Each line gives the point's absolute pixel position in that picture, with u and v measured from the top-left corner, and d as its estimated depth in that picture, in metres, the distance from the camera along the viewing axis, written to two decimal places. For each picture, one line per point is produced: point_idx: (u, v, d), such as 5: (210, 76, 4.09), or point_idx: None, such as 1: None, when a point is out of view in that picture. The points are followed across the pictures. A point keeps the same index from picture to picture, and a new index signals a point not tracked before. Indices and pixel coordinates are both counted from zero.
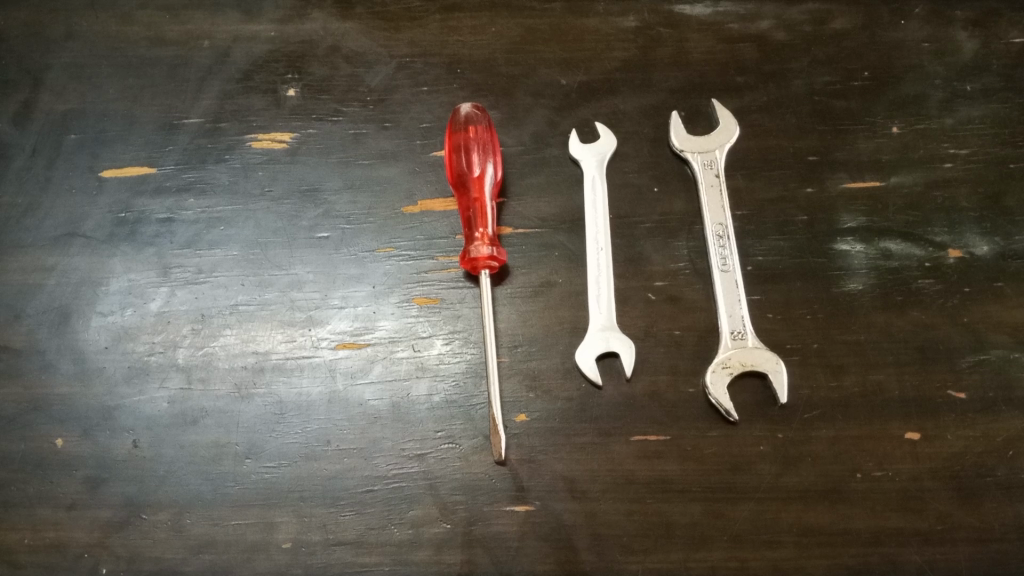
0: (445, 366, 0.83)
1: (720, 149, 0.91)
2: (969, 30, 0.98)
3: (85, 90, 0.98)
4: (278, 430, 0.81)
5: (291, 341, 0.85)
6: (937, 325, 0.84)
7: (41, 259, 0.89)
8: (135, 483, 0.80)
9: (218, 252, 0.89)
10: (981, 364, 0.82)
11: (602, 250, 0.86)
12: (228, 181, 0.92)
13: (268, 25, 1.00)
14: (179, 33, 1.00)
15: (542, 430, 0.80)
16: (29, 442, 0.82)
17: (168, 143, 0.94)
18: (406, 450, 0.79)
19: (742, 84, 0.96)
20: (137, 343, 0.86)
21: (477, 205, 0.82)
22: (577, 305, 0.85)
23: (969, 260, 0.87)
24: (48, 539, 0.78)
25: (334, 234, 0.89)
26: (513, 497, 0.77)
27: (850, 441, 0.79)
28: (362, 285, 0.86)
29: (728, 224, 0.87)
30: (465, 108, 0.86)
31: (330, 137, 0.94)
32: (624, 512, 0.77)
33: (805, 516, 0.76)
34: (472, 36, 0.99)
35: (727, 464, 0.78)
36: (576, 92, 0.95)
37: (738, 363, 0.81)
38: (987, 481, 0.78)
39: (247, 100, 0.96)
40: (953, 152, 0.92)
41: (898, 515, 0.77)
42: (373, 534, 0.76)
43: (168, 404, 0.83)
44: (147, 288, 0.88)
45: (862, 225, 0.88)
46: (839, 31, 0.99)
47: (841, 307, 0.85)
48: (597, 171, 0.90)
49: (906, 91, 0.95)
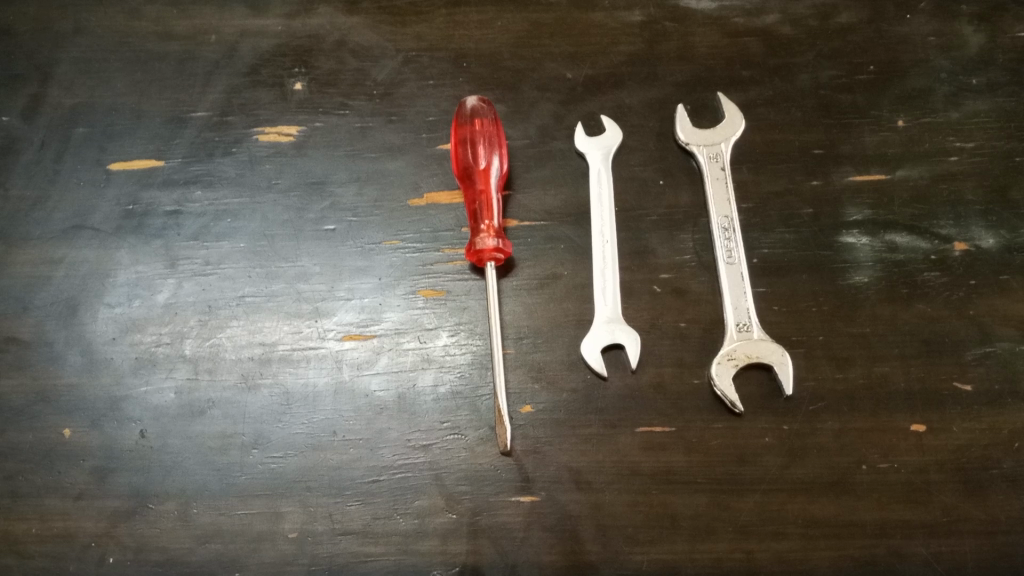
0: (451, 358, 0.83)
1: (726, 142, 0.91)
2: (975, 24, 0.98)
3: (93, 85, 0.98)
4: (284, 420, 0.81)
5: (297, 332, 0.85)
6: (943, 317, 0.84)
7: (50, 251, 0.90)
8: (141, 474, 0.80)
9: (225, 244, 0.89)
10: (987, 357, 0.82)
11: (608, 242, 0.86)
12: (235, 175, 0.92)
13: (275, 19, 1.01)
14: (187, 28, 1.01)
15: (548, 421, 0.80)
16: (37, 433, 0.82)
17: (176, 137, 0.95)
18: (411, 441, 0.80)
19: (747, 79, 0.96)
20: (144, 334, 0.86)
21: (483, 197, 0.82)
22: (583, 298, 0.85)
23: (975, 253, 0.87)
24: (55, 529, 0.79)
25: (340, 227, 0.89)
26: (518, 488, 0.77)
27: (855, 433, 0.79)
28: (368, 278, 0.87)
29: (734, 217, 0.87)
30: (471, 101, 0.86)
31: (337, 131, 0.94)
32: (629, 503, 0.77)
33: (811, 508, 0.76)
34: (477, 30, 0.99)
35: (732, 456, 0.78)
36: (582, 86, 0.96)
37: (743, 355, 0.81)
38: (993, 474, 0.78)
39: (255, 94, 0.96)
40: (958, 146, 0.92)
41: (904, 507, 0.77)
42: (379, 524, 0.77)
43: (175, 395, 0.83)
44: (154, 280, 0.88)
45: (867, 218, 0.89)
46: (845, 25, 0.99)
47: (847, 300, 0.85)
48: (602, 164, 0.90)
49: (912, 85, 0.95)
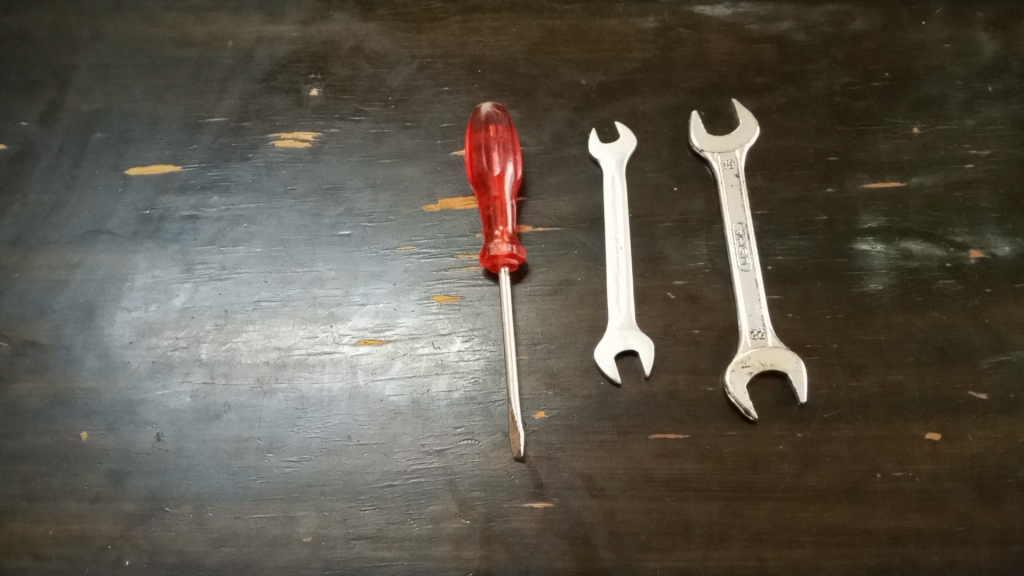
0: (464, 363, 0.83)
1: (740, 149, 0.91)
2: (990, 31, 0.98)
3: (111, 91, 0.99)
4: (300, 424, 0.82)
5: (313, 336, 0.86)
6: (958, 325, 0.84)
7: (68, 255, 0.91)
8: (157, 477, 0.81)
9: (241, 249, 0.90)
10: (1003, 365, 0.82)
11: (622, 248, 0.86)
12: (251, 180, 0.93)
13: (291, 26, 1.01)
14: (204, 33, 1.02)
15: (561, 427, 0.80)
16: (54, 435, 0.83)
17: (192, 142, 0.96)
18: (426, 446, 0.80)
19: (762, 86, 0.96)
20: (161, 338, 0.87)
21: (498, 203, 0.83)
22: (596, 304, 0.85)
23: (990, 261, 0.86)
24: (72, 531, 0.79)
25: (355, 232, 0.90)
26: (532, 494, 0.77)
27: (869, 441, 0.79)
28: (382, 283, 0.87)
29: (748, 224, 0.87)
30: (486, 107, 0.86)
31: (352, 137, 0.95)
32: (643, 510, 0.77)
33: (825, 516, 0.76)
34: (492, 37, 0.99)
35: (746, 463, 0.78)
36: (596, 92, 0.96)
37: (757, 362, 0.81)
38: (1009, 482, 0.77)
39: (272, 100, 0.97)
40: (974, 154, 0.92)
41: (918, 515, 0.76)
42: (393, 529, 0.77)
43: (191, 399, 0.84)
44: (170, 284, 0.89)
45: (882, 226, 0.88)
46: (859, 32, 0.99)
47: (861, 308, 0.85)
48: (616, 171, 0.91)
49: (926, 92, 0.95)
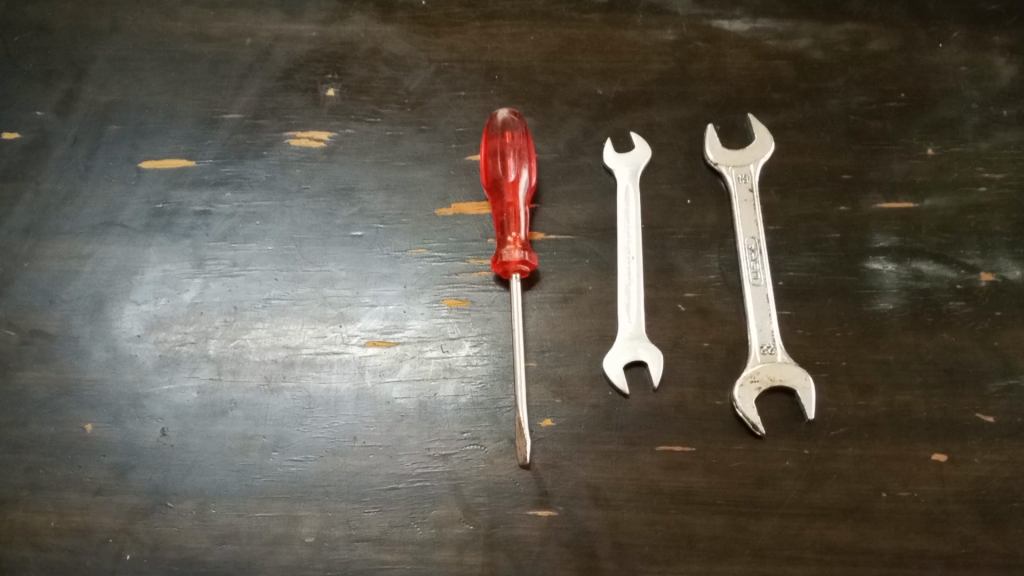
0: (472, 368, 0.83)
1: (754, 163, 0.92)
2: (1007, 56, 0.98)
3: (128, 83, 0.99)
4: (306, 424, 0.82)
5: (322, 336, 0.85)
6: (967, 348, 0.84)
7: (79, 246, 0.91)
8: (161, 471, 0.81)
9: (253, 246, 0.90)
10: (1011, 389, 0.82)
11: (633, 259, 0.86)
12: (265, 177, 0.93)
13: (310, 25, 1.02)
14: (223, 30, 1.02)
15: (568, 436, 0.80)
16: (59, 426, 0.83)
17: (207, 137, 0.96)
18: (431, 450, 0.80)
19: (778, 101, 0.96)
20: (169, 332, 0.87)
21: (511, 209, 0.83)
22: (606, 314, 0.85)
23: (1001, 285, 0.87)
24: (74, 523, 0.79)
25: (367, 233, 0.90)
26: (536, 502, 0.77)
27: (876, 461, 0.79)
28: (393, 285, 0.87)
29: (760, 239, 0.87)
30: (503, 113, 0.87)
31: (367, 138, 0.95)
32: (647, 521, 0.77)
33: (829, 533, 0.76)
34: (510, 44, 1.00)
35: (752, 478, 0.78)
36: (612, 103, 0.96)
37: (766, 378, 0.81)
38: (1013, 507, 0.78)
39: (288, 99, 0.97)
40: (987, 177, 0.92)
41: (922, 536, 0.76)
42: (395, 532, 0.77)
43: (197, 395, 0.84)
44: (181, 279, 0.89)
45: (894, 245, 0.89)
46: (876, 52, 0.99)
47: (871, 326, 0.85)
48: (630, 182, 0.91)
49: (942, 114, 0.95)
